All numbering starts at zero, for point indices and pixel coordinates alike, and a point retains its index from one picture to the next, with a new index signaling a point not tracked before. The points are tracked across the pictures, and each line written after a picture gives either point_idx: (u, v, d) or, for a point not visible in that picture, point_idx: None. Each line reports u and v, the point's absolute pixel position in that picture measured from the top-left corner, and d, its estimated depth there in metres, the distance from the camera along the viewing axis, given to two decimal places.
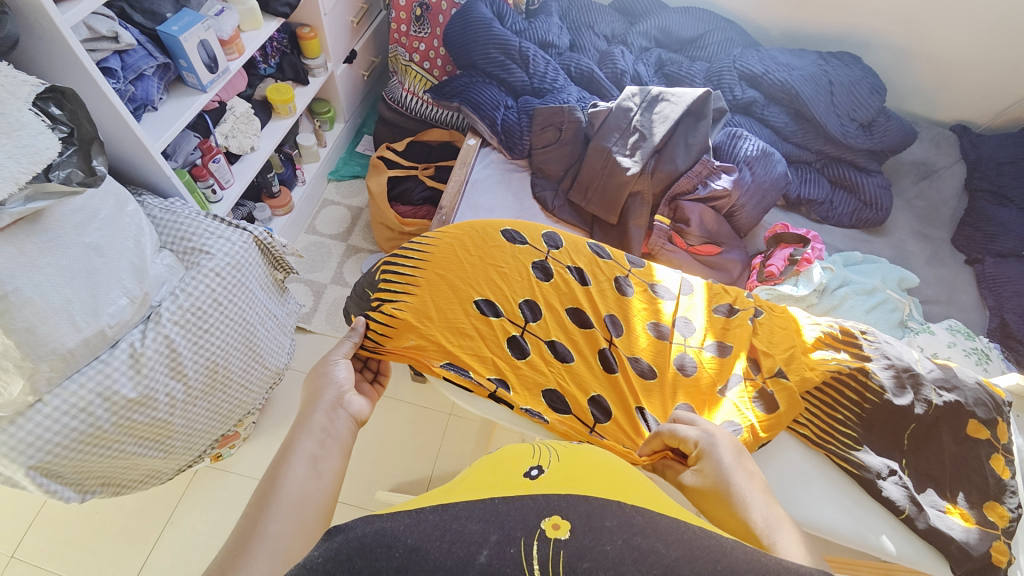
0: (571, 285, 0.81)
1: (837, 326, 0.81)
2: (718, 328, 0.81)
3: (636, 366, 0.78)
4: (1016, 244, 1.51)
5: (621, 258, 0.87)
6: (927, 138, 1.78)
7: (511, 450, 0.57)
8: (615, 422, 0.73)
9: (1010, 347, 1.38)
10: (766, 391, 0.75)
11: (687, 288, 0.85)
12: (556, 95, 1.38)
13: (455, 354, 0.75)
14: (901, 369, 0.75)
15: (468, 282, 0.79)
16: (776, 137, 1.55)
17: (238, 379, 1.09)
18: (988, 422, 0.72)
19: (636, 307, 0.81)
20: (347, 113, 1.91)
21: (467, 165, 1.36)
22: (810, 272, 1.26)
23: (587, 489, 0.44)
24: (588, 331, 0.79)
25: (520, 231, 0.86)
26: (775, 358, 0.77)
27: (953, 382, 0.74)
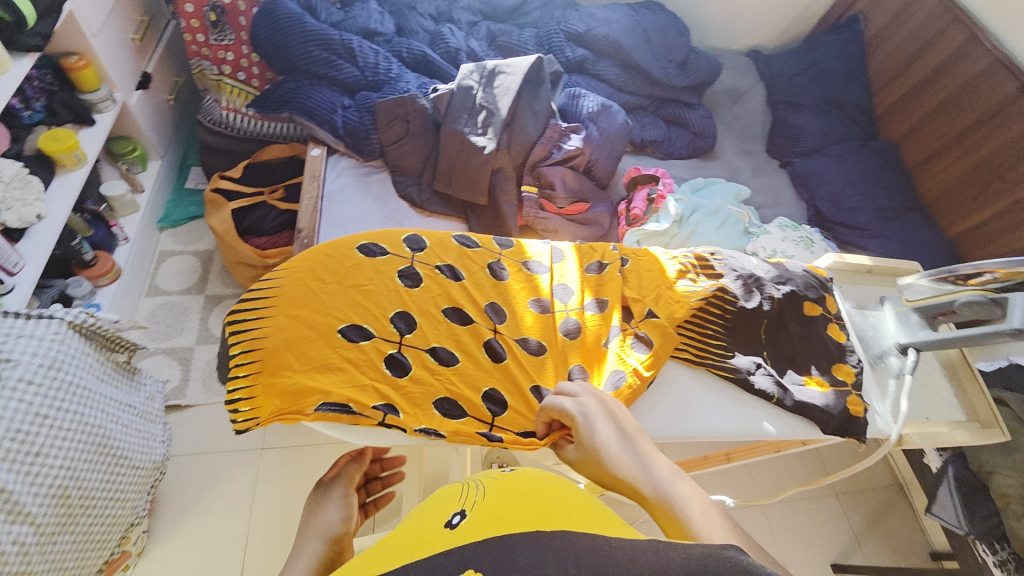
0: (444, 284, 0.78)
1: (692, 254, 0.90)
2: (592, 286, 0.85)
3: (522, 345, 0.78)
4: (814, 142, 1.80)
5: (490, 243, 0.85)
6: (732, 66, 2.03)
7: (432, 497, 0.54)
8: (513, 410, 0.73)
9: (826, 229, 1.65)
10: (641, 333, 0.81)
11: (557, 256, 0.86)
12: (394, 86, 1.30)
13: (331, 393, 0.67)
14: (747, 277, 0.86)
15: (327, 312, 0.71)
16: (612, 89, 1.65)
17: (105, 491, 0.99)
18: (819, 300, 0.86)
19: (514, 288, 0.81)
20: (160, 147, 1.64)
21: (317, 179, 1.25)
22: (666, 207, 1.40)
23: (506, 529, 0.43)
24: (472, 327, 0.76)
25: (379, 242, 0.79)
26: (645, 301, 0.84)
27: (786, 275, 0.88)
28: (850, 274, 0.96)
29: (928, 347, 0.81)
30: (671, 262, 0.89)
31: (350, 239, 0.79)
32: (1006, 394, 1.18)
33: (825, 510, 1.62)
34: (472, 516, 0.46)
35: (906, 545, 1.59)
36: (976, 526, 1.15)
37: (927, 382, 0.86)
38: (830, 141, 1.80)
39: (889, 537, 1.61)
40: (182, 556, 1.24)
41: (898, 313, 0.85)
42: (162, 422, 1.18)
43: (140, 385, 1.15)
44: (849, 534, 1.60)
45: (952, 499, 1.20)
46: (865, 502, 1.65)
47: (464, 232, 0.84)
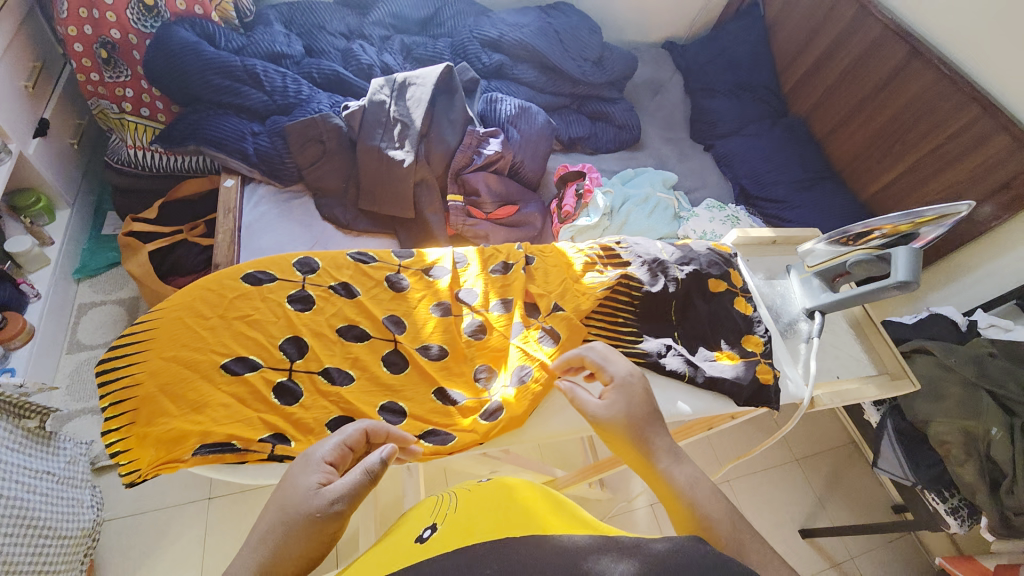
0: (337, 302, 0.78)
1: (598, 246, 0.91)
2: (498, 287, 0.84)
3: (422, 353, 0.76)
4: (732, 124, 1.89)
5: (389, 256, 0.85)
6: (649, 59, 2.11)
7: (407, 518, 0.55)
8: (412, 418, 0.70)
9: (752, 205, 1.74)
10: (548, 327, 0.80)
11: (461, 261, 0.86)
12: (305, 107, 1.28)
13: (211, 431, 0.65)
14: (651, 262, 0.88)
15: (208, 350, 0.70)
16: (533, 91, 1.67)
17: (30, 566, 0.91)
18: (722, 276, 0.90)
19: (414, 297, 0.81)
20: (67, 194, 1.54)
21: (232, 211, 1.19)
22: (595, 200, 1.42)
23: (482, 535, 0.44)
24: (368, 342, 0.76)
25: (266, 269, 0.78)
26: (550, 294, 0.84)
27: (689, 255, 0.90)
28: (757, 247, 1.00)
29: (830, 309, 0.84)
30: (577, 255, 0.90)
31: (240, 271, 0.78)
32: (928, 343, 1.23)
33: (788, 477, 1.67)
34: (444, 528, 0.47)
35: (865, 496, 1.68)
36: (921, 475, 1.18)
37: (834, 341, 0.89)
38: (746, 122, 1.89)
39: (850, 493, 1.68)
40: None
41: (802, 280, 0.89)
42: (92, 487, 1.11)
43: (62, 451, 1.07)
44: (812, 496, 1.66)
45: (895, 450, 1.23)
46: (823, 462, 1.72)
47: (361, 249, 0.84)
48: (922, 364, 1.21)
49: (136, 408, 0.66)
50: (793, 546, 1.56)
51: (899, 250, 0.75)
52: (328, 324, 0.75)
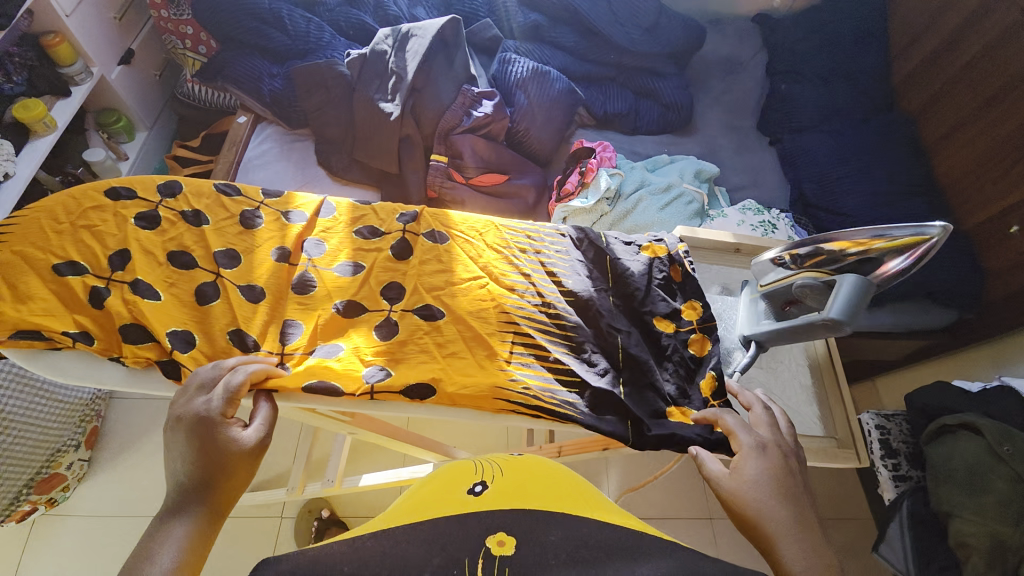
0: (180, 228, 0.72)
1: (523, 230, 0.76)
2: (352, 249, 0.74)
3: (242, 291, 0.69)
4: (811, 117, 1.57)
5: (253, 190, 0.77)
6: (731, 33, 1.82)
7: (454, 468, 0.65)
8: (200, 352, 0.64)
9: (811, 214, 1.44)
10: (390, 320, 0.69)
11: (326, 212, 0.77)
12: (320, 53, 1.32)
13: (20, 321, 0.61)
14: (585, 237, 0.77)
15: (46, 247, 0.66)
16: (569, 58, 1.54)
17: (22, 419, 1.09)
18: (670, 316, 0.73)
19: (261, 236, 0.73)
20: (146, 119, 1.79)
21: (238, 145, 1.28)
22: (596, 181, 1.27)
23: (529, 501, 0.54)
24: (193, 271, 0.69)
25: (130, 185, 0.74)
26: (426, 294, 0.70)
27: (649, 317, 0.72)
28: (717, 253, 0.90)
29: (767, 339, 0.74)
30: (540, 250, 0.75)
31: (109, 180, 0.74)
32: (978, 420, 0.96)
33: None
34: (493, 487, 0.57)
35: None
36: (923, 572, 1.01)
37: (767, 385, 0.85)
38: (830, 116, 1.55)
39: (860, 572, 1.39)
40: (114, 491, 1.34)
41: (750, 299, 0.79)
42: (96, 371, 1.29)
43: None
44: None
45: (903, 539, 1.04)
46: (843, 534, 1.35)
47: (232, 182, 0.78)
48: (964, 446, 0.97)
49: None
50: None
51: (847, 275, 0.67)
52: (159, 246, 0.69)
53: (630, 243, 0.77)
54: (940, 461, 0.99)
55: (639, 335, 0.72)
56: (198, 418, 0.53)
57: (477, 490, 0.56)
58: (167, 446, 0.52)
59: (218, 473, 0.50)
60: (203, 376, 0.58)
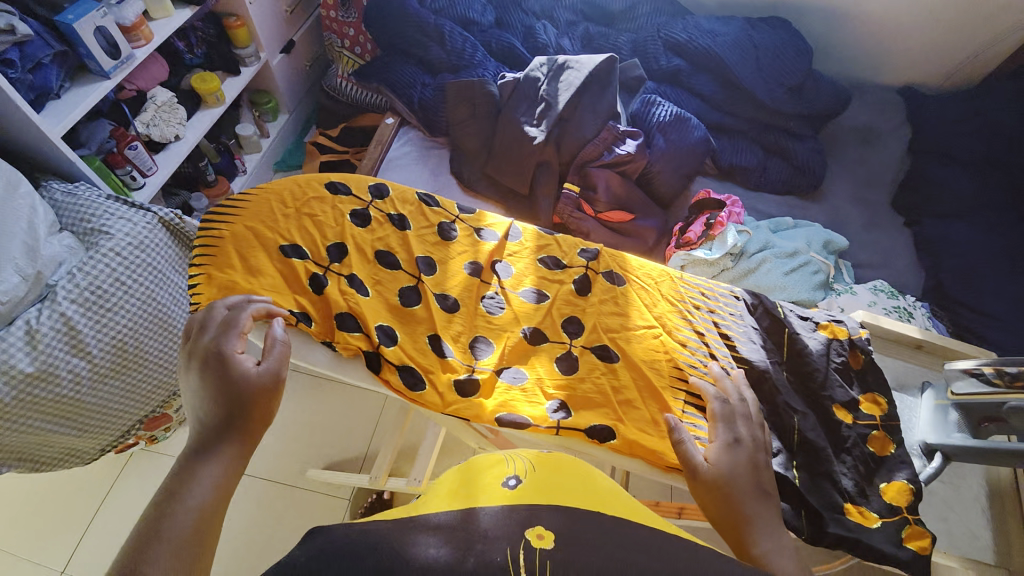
0: (388, 228, 0.77)
1: (695, 287, 0.78)
2: (537, 276, 0.77)
3: (438, 300, 0.72)
4: (958, 206, 1.47)
5: (452, 204, 0.82)
6: (871, 102, 1.71)
7: (484, 454, 0.59)
8: (399, 349, 0.68)
9: (947, 307, 1.34)
10: (572, 355, 0.70)
11: (513, 234, 0.81)
12: (472, 71, 1.38)
13: (252, 293, 0.68)
14: (757, 303, 0.77)
15: (276, 229, 0.74)
16: (704, 106, 1.53)
17: (154, 360, 1.14)
18: (848, 404, 0.70)
19: (455, 249, 0.77)
20: (291, 104, 1.94)
21: (383, 144, 1.37)
22: (724, 236, 1.25)
23: (562, 506, 0.49)
24: (396, 272, 0.74)
25: (345, 182, 0.82)
26: (604, 335, 0.72)
27: (824, 402, 0.70)
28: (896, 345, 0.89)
29: (959, 455, 0.68)
30: (711, 310, 0.77)
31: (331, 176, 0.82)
32: None
33: None
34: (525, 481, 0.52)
35: None
36: None
37: (946, 504, 0.81)
38: (980, 208, 1.45)
39: None
40: None
41: (936, 406, 0.74)
42: None
43: None
44: None
45: None
46: None
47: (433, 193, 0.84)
48: None
49: (213, 256, 0.71)
50: None
51: None
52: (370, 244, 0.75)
53: (808, 319, 0.75)
54: None
55: (817, 419, 0.69)
56: (213, 351, 0.58)
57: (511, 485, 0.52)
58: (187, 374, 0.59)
59: (235, 411, 0.55)
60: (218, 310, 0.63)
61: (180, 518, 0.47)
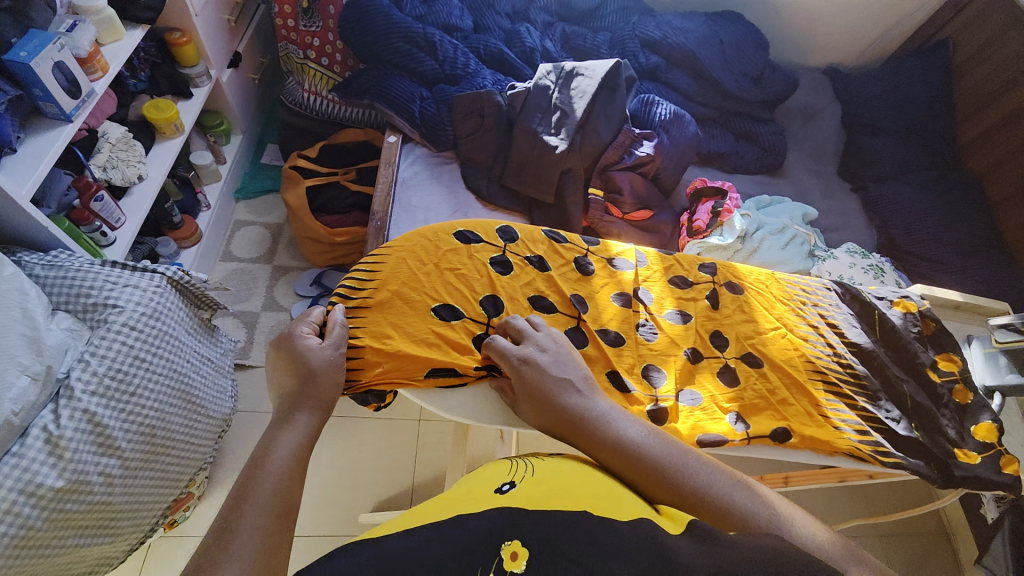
0: (534, 273, 0.89)
1: (798, 287, 0.96)
2: (674, 298, 0.92)
3: (601, 335, 0.85)
4: (891, 168, 1.72)
5: (576, 239, 0.96)
6: (806, 84, 1.93)
7: (496, 472, 0.64)
8: None
9: (899, 258, 1.58)
10: (730, 367, 0.86)
11: (641, 262, 0.95)
12: (471, 80, 1.35)
13: (434, 361, 0.79)
14: (845, 290, 0.96)
15: (427, 292, 0.84)
16: (682, 99, 1.64)
17: (182, 437, 1.01)
18: (933, 365, 0.88)
19: (597, 282, 0.91)
20: (243, 123, 1.74)
21: (392, 164, 1.30)
22: (732, 221, 1.37)
23: (554, 498, 0.51)
24: (553, 313, 0.86)
25: (473, 231, 0.92)
26: (744, 343, 0.88)
27: (915, 367, 0.88)
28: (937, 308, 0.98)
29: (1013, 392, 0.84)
30: (815, 303, 0.94)
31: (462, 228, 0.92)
32: None
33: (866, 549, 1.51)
34: (520, 485, 0.56)
35: None
36: None
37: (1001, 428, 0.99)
38: (908, 169, 1.72)
39: None
40: None
41: (985, 354, 0.88)
42: (232, 382, 1.22)
43: (218, 343, 1.19)
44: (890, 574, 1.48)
45: (1006, 551, 1.12)
46: (909, 546, 1.53)
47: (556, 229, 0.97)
48: None
49: (374, 327, 0.81)
50: None
51: None
52: (522, 291, 0.86)
53: (884, 298, 0.94)
54: None
55: (918, 384, 0.87)
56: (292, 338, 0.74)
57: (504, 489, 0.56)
58: (273, 362, 0.73)
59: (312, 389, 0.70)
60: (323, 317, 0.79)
61: (265, 481, 0.57)
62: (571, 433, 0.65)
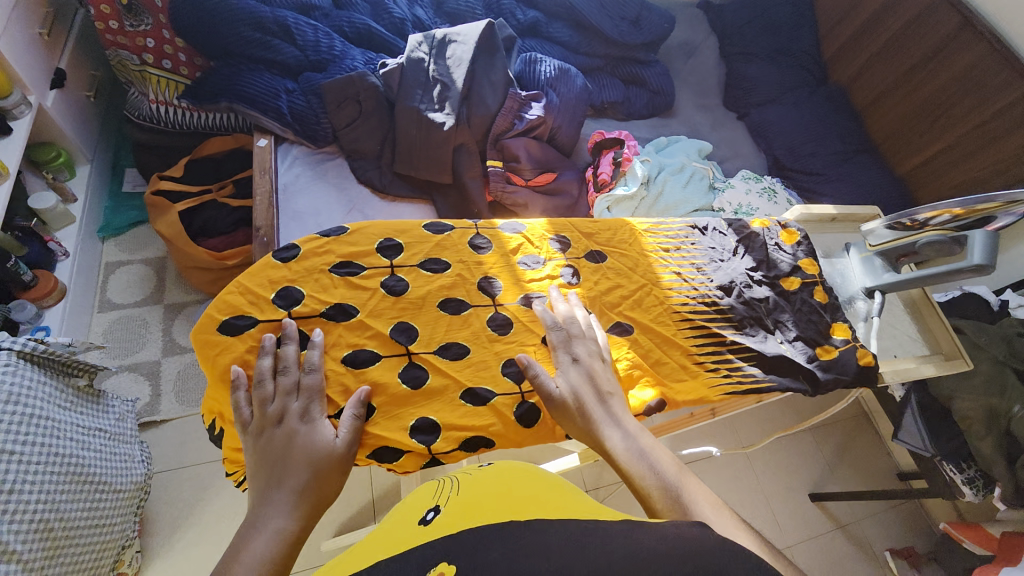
0: (335, 328, 0.73)
1: (665, 238, 0.91)
2: (525, 281, 0.82)
3: (441, 352, 0.75)
4: (768, 93, 1.79)
5: (374, 257, 0.80)
6: (685, 19, 1.95)
7: (417, 501, 0.61)
8: (447, 429, 0.70)
9: (787, 178, 1.68)
10: (597, 343, 0.80)
11: (485, 246, 0.84)
12: (339, 64, 1.23)
13: None
14: (730, 224, 0.94)
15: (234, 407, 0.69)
16: (567, 52, 1.61)
17: (86, 521, 0.91)
18: (817, 282, 0.89)
19: (450, 280, 0.80)
20: (87, 150, 1.51)
21: (268, 171, 1.15)
22: (633, 169, 1.39)
23: (478, 519, 0.49)
24: (380, 364, 0.72)
25: (246, 312, 0.72)
26: (609, 313, 0.82)
27: (776, 280, 0.89)
28: (817, 224, 1.04)
29: (891, 288, 0.90)
30: (679, 248, 0.91)
31: (223, 303, 0.73)
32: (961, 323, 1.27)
33: (801, 444, 1.73)
34: (446, 511, 0.54)
35: (874, 468, 1.72)
36: (939, 446, 1.24)
37: (891, 320, 0.95)
38: (784, 91, 1.80)
39: (859, 461, 1.73)
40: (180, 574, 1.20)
41: (863, 258, 0.94)
42: (140, 445, 1.11)
43: (110, 408, 1.07)
44: (821, 462, 1.71)
45: (916, 423, 1.27)
46: (837, 433, 1.76)
47: (343, 260, 0.78)
48: None
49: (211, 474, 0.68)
50: (800, 508, 1.63)
51: (976, 234, 0.78)
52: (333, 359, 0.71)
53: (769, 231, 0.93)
54: None
55: (786, 306, 0.86)
56: (275, 401, 0.65)
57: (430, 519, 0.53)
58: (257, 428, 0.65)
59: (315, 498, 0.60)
60: (286, 387, 0.66)
61: None
62: (586, 427, 0.66)
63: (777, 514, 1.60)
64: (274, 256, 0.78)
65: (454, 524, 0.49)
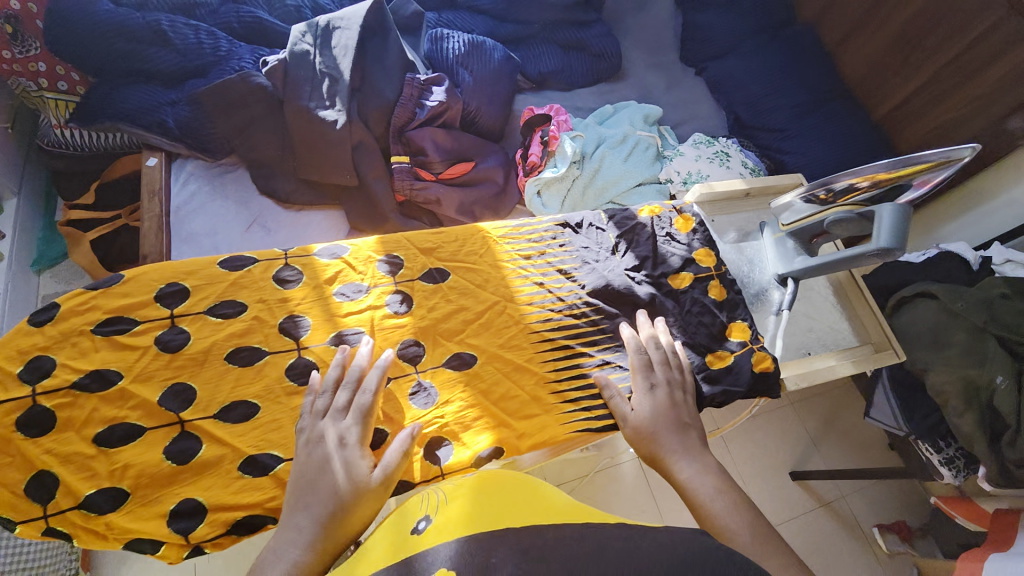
0: (95, 400, 0.70)
1: (532, 245, 0.89)
2: (340, 317, 0.79)
3: (222, 416, 0.71)
4: (725, 42, 1.61)
5: (151, 312, 0.75)
6: None
7: (405, 504, 0.63)
8: (211, 511, 0.67)
9: (749, 137, 1.54)
10: (422, 382, 0.76)
11: (294, 279, 0.80)
12: (224, 66, 1.15)
13: None
14: (614, 216, 0.94)
15: None
16: (491, 22, 1.47)
17: None
18: (696, 276, 0.89)
19: (244, 329, 0.76)
20: (13, 182, 1.46)
21: (157, 193, 1.07)
22: (562, 148, 1.27)
23: (470, 526, 0.51)
24: (146, 439, 0.69)
25: None
26: (449, 343, 0.80)
27: (663, 278, 0.88)
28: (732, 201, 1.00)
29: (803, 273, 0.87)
30: (545, 252, 0.89)
31: None
32: (932, 287, 1.14)
33: (784, 420, 1.63)
34: (435, 521, 0.55)
35: (863, 439, 1.62)
36: (915, 425, 1.14)
37: (809, 311, 0.92)
38: (743, 38, 1.62)
39: (847, 433, 1.63)
40: None
41: (777, 239, 0.92)
42: None
43: None
44: (806, 438, 1.61)
45: (889, 400, 1.18)
46: (822, 406, 1.66)
47: (112, 318, 0.74)
48: (924, 310, 1.14)
49: None
50: (784, 489, 1.54)
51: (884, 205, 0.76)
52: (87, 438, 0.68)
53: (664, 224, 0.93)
54: (907, 327, 1.15)
55: (654, 312, 0.86)
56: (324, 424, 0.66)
57: (420, 529, 0.55)
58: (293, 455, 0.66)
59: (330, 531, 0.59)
60: None
61: None
62: (653, 453, 0.68)
63: (762, 498, 1.50)
64: (31, 320, 0.73)
65: (450, 531, 0.52)
